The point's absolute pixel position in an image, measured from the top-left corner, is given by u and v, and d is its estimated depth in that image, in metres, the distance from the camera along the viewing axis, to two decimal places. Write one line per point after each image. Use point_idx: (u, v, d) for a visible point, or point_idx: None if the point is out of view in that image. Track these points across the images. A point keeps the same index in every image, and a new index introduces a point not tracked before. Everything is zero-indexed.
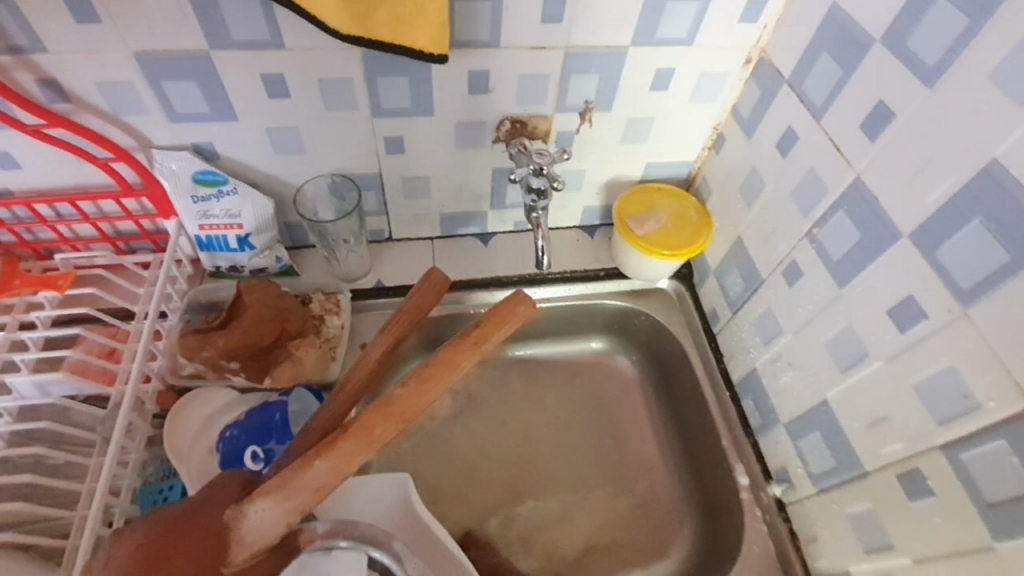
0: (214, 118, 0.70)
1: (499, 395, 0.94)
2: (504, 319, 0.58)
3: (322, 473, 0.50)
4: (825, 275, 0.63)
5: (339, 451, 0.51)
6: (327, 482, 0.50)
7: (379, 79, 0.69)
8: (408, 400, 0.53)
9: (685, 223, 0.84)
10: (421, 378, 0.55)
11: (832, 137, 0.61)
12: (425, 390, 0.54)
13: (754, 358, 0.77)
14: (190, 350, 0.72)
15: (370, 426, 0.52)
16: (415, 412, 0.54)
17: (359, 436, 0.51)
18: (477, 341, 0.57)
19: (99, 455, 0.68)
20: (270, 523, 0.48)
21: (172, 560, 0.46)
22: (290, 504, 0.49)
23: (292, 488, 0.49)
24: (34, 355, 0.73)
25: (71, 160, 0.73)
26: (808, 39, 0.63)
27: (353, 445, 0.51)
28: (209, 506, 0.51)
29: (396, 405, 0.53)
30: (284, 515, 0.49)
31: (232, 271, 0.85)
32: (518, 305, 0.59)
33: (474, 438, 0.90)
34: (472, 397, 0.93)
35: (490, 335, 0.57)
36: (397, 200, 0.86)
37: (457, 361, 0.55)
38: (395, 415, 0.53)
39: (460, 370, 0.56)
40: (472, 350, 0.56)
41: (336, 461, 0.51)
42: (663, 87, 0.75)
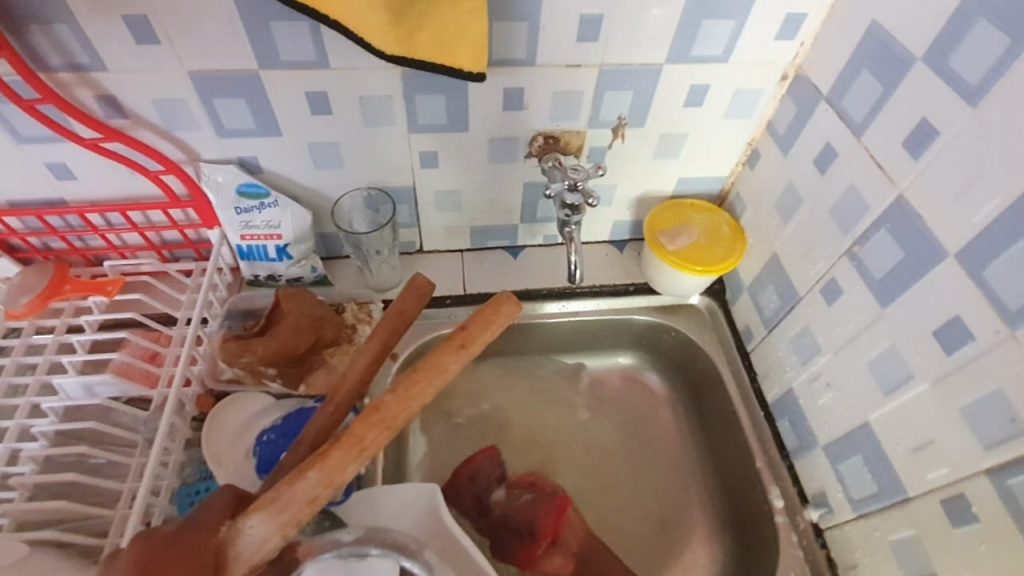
0: (259, 134, 0.73)
1: (526, 408, 0.94)
2: (489, 320, 0.62)
3: (313, 484, 0.50)
4: (866, 293, 0.62)
5: (329, 461, 0.51)
6: (319, 493, 0.50)
7: (417, 96, 0.71)
8: (394, 407, 0.55)
9: (717, 239, 0.84)
10: (408, 383, 0.57)
11: (873, 154, 0.60)
12: (411, 394, 0.56)
13: (790, 377, 0.75)
14: (231, 355, 0.74)
15: (359, 434, 0.53)
16: (402, 417, 0.56)
17: (349, 445, 0.52)
18: (463, 342, 0.60)
19: (141, 455, 0.70)
20: (263, 538, 0.48)
21: None
22: (283, 517, 0.49)
23: (286, 500, 0.50)
24: (82, 357, 0.76)
25: (124, 172, 0.76)
26: (847, 57, 0.63)
27: (343, 454, 0.52)
28: (200, 523, 0.49)
29: (384, 411, 0.55)
30: (277, 529, 0.49)
31: (270, 280, 0.88)
32: (501, 305, 0.63)
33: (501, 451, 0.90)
34: (499, 410, 0.93)
35: (476, 336, 0.61)
36: (430, 213, 0.87)
37: (444, 365, 0.59)
38: (384, 421, 0.54)
39: (447, 373, 0.59)
40: (459, 353, 0.60)
41: (328, 471, 0.51)
42: (696, 103, 0.75)
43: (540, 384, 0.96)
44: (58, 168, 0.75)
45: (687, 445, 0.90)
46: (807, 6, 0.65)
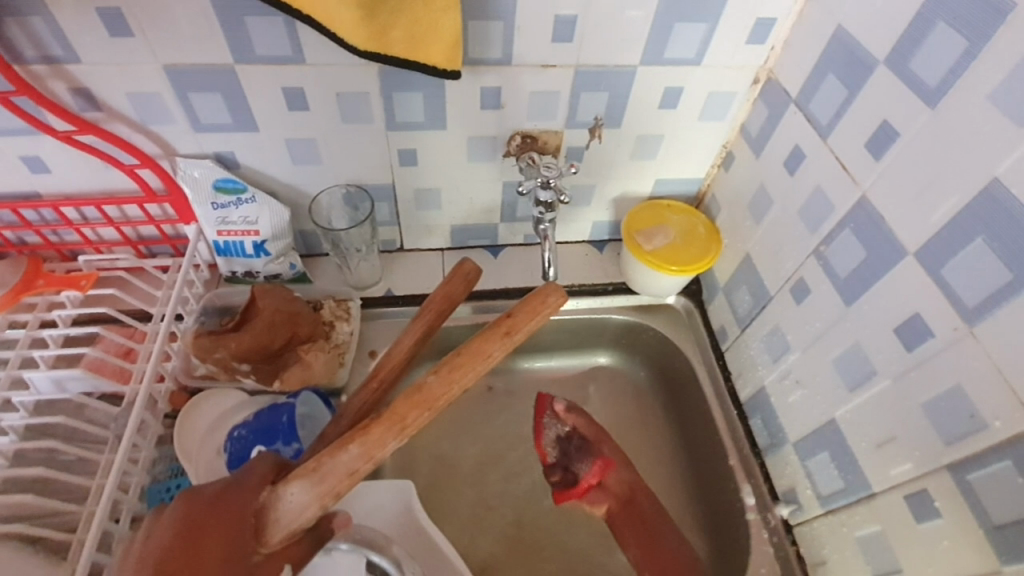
0: (236, 129, 0.73)
1: (503, 406, 0.94)
2: (535, 310, 0.57)
3: (353, 458, 0.47)
4: (832, 292, 0.63)
5: (370, 437, 0.48)
6: (359, 467, 0.47)
7: (394, 94, 0.71)
8: (437, 388, 0.52)
9: (693, 240, 0.85)
10: (454, 366, 0.53)
11: (838, 156, 0.61)
12: (454, 377, 0.52)
13: (763, 376, 0.76)
14: (203, 351, 0.73)
15: (401, 412, 0.50)
16: (446, 400, 0.52)
17: (390, 422, 0.49)
18: (508, 330, 0.56)
19: (111, 452, 0.70)
20: (303, 507, 0.45)
21: (204, 546, 0.43)
22: (322, 488, 0.46)
23: (327, 470, 0.47)
24: (53, 352, 0.75)
25: (99, 166, 0.76)
26: (815, 60, 0.64)
27: (384, 430, 0.49)
28: (241, 486, 0.47)
29: (427, 392, 0.51)
30: (316, 499, 0.46)
31: (248, 277, 0.87)
32: (548, 296, 0.58)
33: (477, 449, 0.90)
34: (475, 409, 0.94)
35: (522, 325, 0.57)
36: (409, 211, 0.88)
37: (487, 351, 0.54)
38: (426, 402, 0.51)
39: (490, 359, 0.54)
40: (503, 340, 0.55)
41: (368, 445, 0.48)
42: (671, 105, 0.76)
43: (519, 383, 0.96)
44: (31, 161, 0.75)
45: (664, 444, 0.90)
46: (777, 10, 0.67)
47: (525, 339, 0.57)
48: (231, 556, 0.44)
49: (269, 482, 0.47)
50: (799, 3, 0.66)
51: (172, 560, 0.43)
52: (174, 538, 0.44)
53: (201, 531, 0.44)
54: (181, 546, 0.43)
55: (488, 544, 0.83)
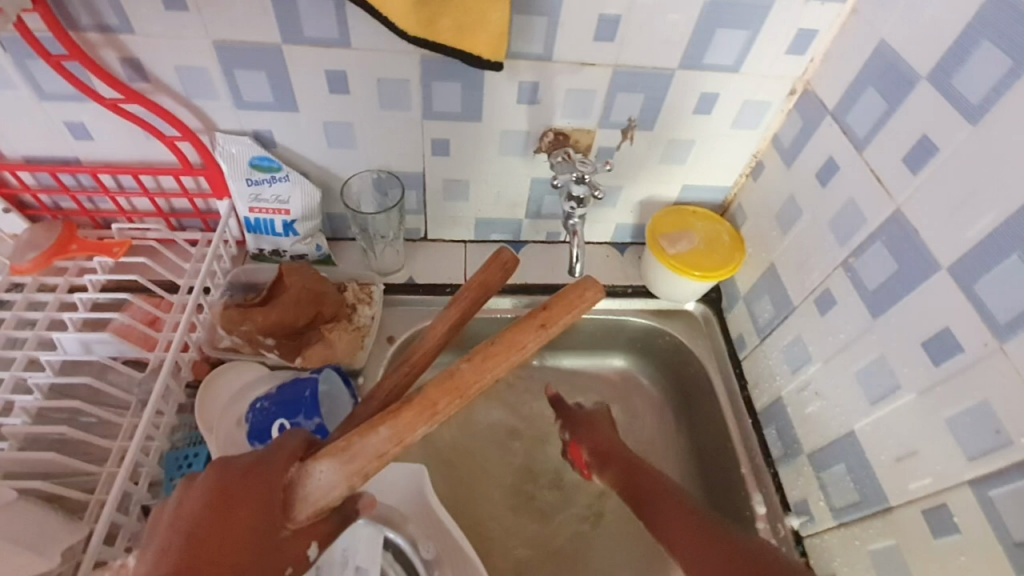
0: (277, 108, 0.75)
1: (513, 403, 0.94)
2: (573, 303, 0.54)
3: (384, 439, 0.44)
4: (859, 304, 0.63)
5: (398, 420, 0.45)
6: (388, 450, 0.44)
7: (434, 83, 0.73)
8: (470, 375, 0.48)
9: (717, 247, 0.85)
10: (490, 355, 0.49)
11: (873, 168, 0.62)
12: (487, 367, 0.49)
13: (780, 386, 0.76)
14: (230, 322, 0.74)
15: (433, 397, 0.46)
16: (477, 388, 0.48)
17: (420, 407, 0.46)
18: (543, 322, 0.52)
19: (133, 416, 0.71)
20: (332, 486, 0.42)
21: (232, 521, 0.39)
22: (351, 469, 0.42)
23: (357, 449, 0.43)
24: (82, 314, 0.76)
25: (140, 136, 0.78)
26: (855, 73, 0.65)
27: (414, 415, 0.46)
28: (270, 459, 0.43)
29: (459, 378, 0.48)
30: (345, 479, 0.42)
31: (274, 255, 0.89)
32: (586, 288, 0.55)
33: (486, 443, 0.91)
34: (485, 403, 0.94)
35: (556, 318, 0.53)
36: (436, 201, 0.89)
37: (522, 342, 0.50)
38: (459, 389, 0.47)
39: (526, 351, 0.51)
40: (539, 332, 0.52)
41: (398, 428, 0.45)
42: (706, 111, 0.77)
43: (533, 380, 0.96)
44: (75, 127, 0.76)
45: (670, 453, 0.91)
46: (819, 22, 0.67)
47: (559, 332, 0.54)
48: (259, 532, 0.39)
49: (297, 457, 0.43)
50: (841, 17, 0.66)
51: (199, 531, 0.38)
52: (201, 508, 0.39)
53: (230, 502, 0.39)
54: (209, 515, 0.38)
55: (491, 537, 0.84)
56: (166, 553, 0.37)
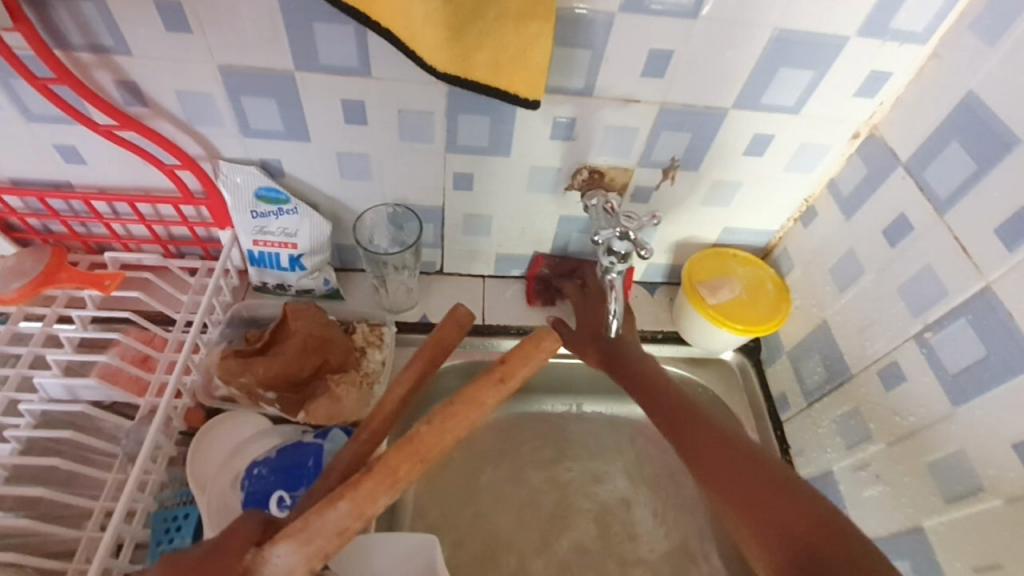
0: (287, 138, 0.68)
1: (554, 479, 0.86)
2: (530, 354, 0.60)
3: (343, 515, 0.48)
4: (934, 386, 0.57)
5: (360, 492, 0.49)
6: (348, 525, 0.48)
7: (460, 116, 0.66)
8: (428, 439, 0.52)
9: (760, 297, 0.78)
10: (446, 419, 0.54)
11: (958, 236, 0.55)
12: (446, 428, 0.53)
13: (829, 459, 0.70)
14: (228, 373, 0.68)
15: (392, 466, 0.50)
16: (437, 450, 0.53)
17: (380, 478, 0.49)
18: (501, 377, 0.58)
19: (119, 472, 0.65)
20: (290, 568, 0.46)
21: None
22: (309, 549, 0.46)
23: (314, 529, 0.47)
24: (68, 356, 0.70)
25: (137, 162, 0.71)
26: (934, 125, 0.58)
27: (373, 485, 0.49)
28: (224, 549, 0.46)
29: (418, 444, 0.52)
30: (304, 560, 0.46)
31: (279, 289, 0.82)
32: (543, 340, 0.61)
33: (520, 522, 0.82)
34: (525, 480, 0.85)
35: (515, 370, 0.59)
36: (455, 236, 0.82)
37: (481, 399, 0.56)
38: (417, 454, 0.51)
39: (484, 408, 0.56)
40: (497, 387, 0.58)
41: (358, 502, 0.48)
42: (757, 153, 0.70)
43: (556, 435, 0.89)
44: (66, 151, 0.70)
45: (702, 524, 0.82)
46: (895, 64, 0.60)
47: (518, 384, 0.60)
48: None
49: (253, 542, 0.47)
50: (921, 59, 0.59)
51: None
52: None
53: None
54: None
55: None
56: None
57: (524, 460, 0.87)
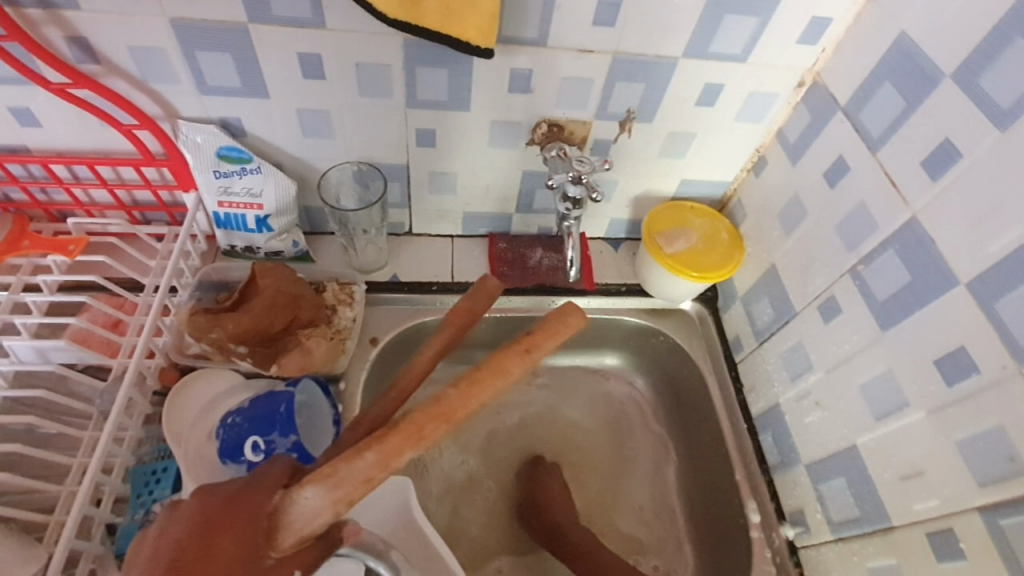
0: (246, 95, 0.69)
1: (544, 427, 0.90)
2: (558, 329, 0.47)
3: (369, 465, 0.37)
4: (867, 315, 0.61)
5: (386, 444, 0.39)
6: (374, 475, 0.38)
7: (417, 69, 0.67)
8: (457, 400, 0.42)
9: (715, 245, 0.81)
10: (478, 380, 0.43)
11: (888, 171, 0.59)
12: (474, 393, 0.42)
13: (779, 393, 0.74)
14: (198, 330, 0.68)
15: (419, 423, 0.40)
16: (465, 416, 0.42)
17: (408, 432, 0.39)
18: (530, 348, 0.45)
19: (95, 429, 0.66)
20: (317, 512, 0.36)
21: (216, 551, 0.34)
22: (337, 494, 0.36)
23: (342, 474, 0.37)
24: (36, 319, 0.71)
25: (94, 123, 0.71)
26: (869, 68, 0.61)
27: (400, 440, 0.39)
28: (257, 483, 0.38)
29: (446, 404, 0.41)
30: (331, 504, 0.36)
31: (247, 252, 0.83)
32: (570, 314, 0.48)
33: (508, 462, 0.87)
34: (515, 428, 0.89)
35: (542, 344, 0.46)
36: (420, 195, 0.83)
37: (506, 367, 0.44)
38: (445, 415, 0.41)
39: (509, 378, 0.44)
40: (523, 359, 0.45)
41: (386, 453, 0.38)
42: (709, 102, 0.72)
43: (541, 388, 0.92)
44: (20, 113, 0.69)
45: (668, 463, 0.88)
46: (834, 10, 0.62)
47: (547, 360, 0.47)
48: (245, 558, 0.34)
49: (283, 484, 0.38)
50: (858, 4, 0.62)
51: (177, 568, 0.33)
52: (187, 535, 0.35)
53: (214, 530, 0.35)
54: (194, 540, 0.34)
55: (481, 530, 0.82)
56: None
57: (519, 408, 0.91)
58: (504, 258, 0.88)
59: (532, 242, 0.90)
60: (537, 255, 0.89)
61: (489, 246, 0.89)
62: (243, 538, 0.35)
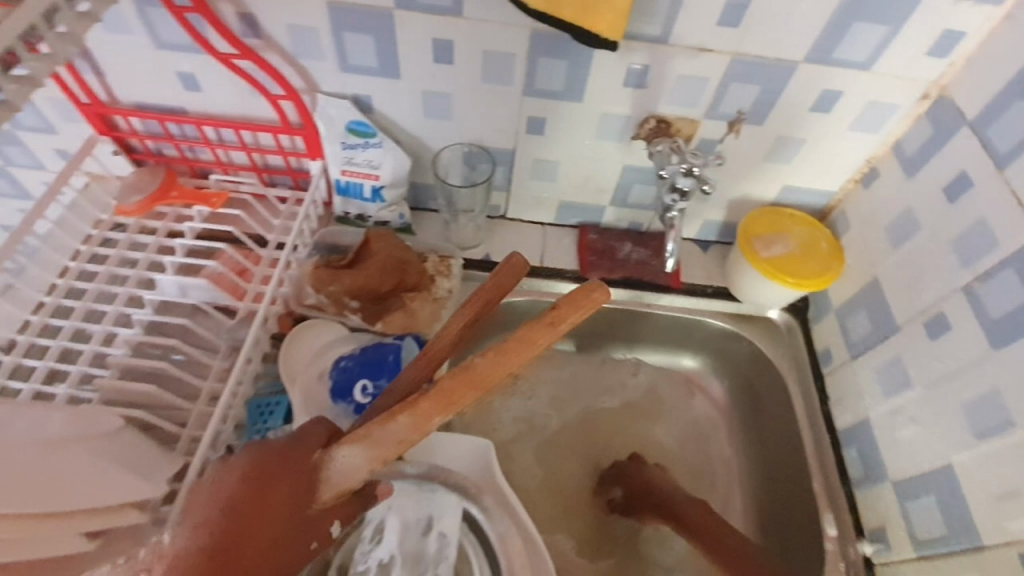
0: (380, 74, 0.75)
1: (620, 421, 0.92)
2: (585, 302, 0.46)
3: (402, 428, 0.43)
4: (979, 333, 0.59)
5: (419, 409, 0.43)
6: (408, 437, 0.44)
7: (539, 59, 0.71)
8: (486, 369, 0.44)
9: (813, 254, 0.80)
10: (501, 353, 0.44)
11: (1017, 188, 0.57)
12: (502, 361, 0.44)
13: (868, 407, 0.73)
14: (319, 282, 0.77)
15: (448, 389, 0.43)
16: (492, 383, 0.44)
17: (438, 399, 0.43)
18: (555, 321, 0.46)
19: (223, 360, 0.75)
20: (354, 468, 0.45)
21: (269, 497, 0.45)
22: (372, 453, 0.45)
23: (377, 436, 0.44)
24: (180, 259, 0.81)
25: (246, 92, 0.80)
26: (1005, 82, 0.59)
27: (432, 405, 0.43)
28: (300, 442, 0.48)
29: (474, 372, 0.44)
30: (366, 462, 0.45)
31: (359, 219, 0.90)
32: (597, 289, 0.47)
33: (577, 450, 0.89)
34: (587, 419, 0.91)
35: (570, 318, 0.46)
36: (521, 180, 0.87)
37: (534, 340, 0.45)
38: (473, 383, 0.44)
39: (537, 350, 0.45)
40: (550, 331, 0.45)
41: (416, 417, 0.43)
42: (825, 109, 0.72)
43: (615, 383, 0.94)
44: (186, 79, 0.79)
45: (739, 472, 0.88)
46: (970, 24, 0.61)
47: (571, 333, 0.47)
48: (292, 503, 0.46)
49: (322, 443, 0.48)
50: (993, 21, 0.61)
51: (237, 512, 0.44)
52: (244, 485, 0.45)
53: (267, 482, 0.45)
54: (251, 491, 0.45)
55: (547, 510, 0.84)
56: (213, 519, 0.44)
57: (591, 398, 0.93)
58: (592, 249, 0.91)
59: (622, 236, 0.92)
60: (627, 248, 0.91)
61: (580, 236, 0.92)
62: (292, 489, 0.46)
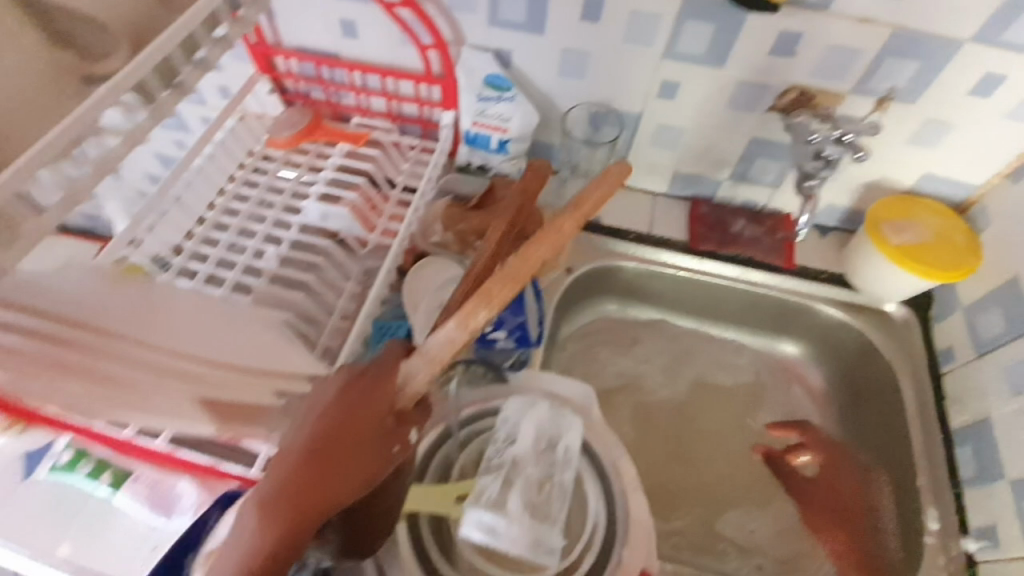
0: (526, 30, 0.79)
1: (714, 397, 0.92)
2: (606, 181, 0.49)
3: (450, 331, 0.43)
4: None
5: (462, 310, 0.43)
6: (459, 337, 0.43)
7: (687, 21, 0.72)
8: (519, 264, 0.43)
9: (948, 245, 0.77)
10: (536, 241, 0.44)
11: None
12: (533, 252, 0.44)
13: (992, 406, 0.70)
14: (450, 219, 0.86)
15: (485, 288, 0.43)
16: (528, 274, 0.44)
17: (478, 298, 0.42)
18: (578, 208, 0.47)
19: (354, 283, 0.83)
20: (421, 378, 0.44)
21: (354, 419, 0.44)
22: (432, 360, 0.44)
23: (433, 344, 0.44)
24: (321, 191, 0.91)
25: (399, 41, 0.86)
26: None
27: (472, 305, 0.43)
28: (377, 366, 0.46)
29: (508, 269, 0.43)
30: (429, 369, 0.44)
31: (480, 170, 0.95)
32: (614, 170, 0.50)
33: (668, 418, 0.90)
34: (681, 390, 0.92)
35: (592, 202, 0.48)
36: (643, 145, 0.89)
37: (560, 228, 0.45)
38: (510, 276, 0.43)
39: (565, 236, 0.45)
40: (575, 217, 0.46)
41: (461, 318, 0.42)
42: (985, 92, 0.69)
43: (711, 359, 0.95)
44: (347, 25, 0.87)
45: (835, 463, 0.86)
46: None
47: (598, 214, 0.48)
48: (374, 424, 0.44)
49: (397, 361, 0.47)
50: None
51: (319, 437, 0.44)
52: (327, 411, 0.45)
53: (347, 405, 0.45)
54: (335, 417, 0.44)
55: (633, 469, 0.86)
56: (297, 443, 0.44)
57: (689, 373, 0.93)
58: (704, 222, 0.91)
59: (735, 212, 0.92)
60: (740, 224, 0.91)
61: (692, 208, 0.93)
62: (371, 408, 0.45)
